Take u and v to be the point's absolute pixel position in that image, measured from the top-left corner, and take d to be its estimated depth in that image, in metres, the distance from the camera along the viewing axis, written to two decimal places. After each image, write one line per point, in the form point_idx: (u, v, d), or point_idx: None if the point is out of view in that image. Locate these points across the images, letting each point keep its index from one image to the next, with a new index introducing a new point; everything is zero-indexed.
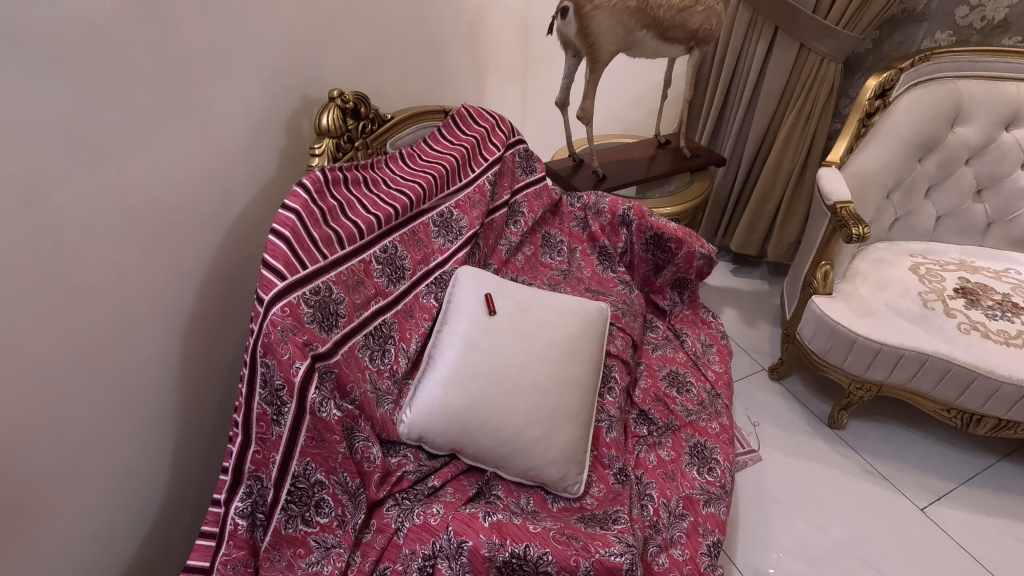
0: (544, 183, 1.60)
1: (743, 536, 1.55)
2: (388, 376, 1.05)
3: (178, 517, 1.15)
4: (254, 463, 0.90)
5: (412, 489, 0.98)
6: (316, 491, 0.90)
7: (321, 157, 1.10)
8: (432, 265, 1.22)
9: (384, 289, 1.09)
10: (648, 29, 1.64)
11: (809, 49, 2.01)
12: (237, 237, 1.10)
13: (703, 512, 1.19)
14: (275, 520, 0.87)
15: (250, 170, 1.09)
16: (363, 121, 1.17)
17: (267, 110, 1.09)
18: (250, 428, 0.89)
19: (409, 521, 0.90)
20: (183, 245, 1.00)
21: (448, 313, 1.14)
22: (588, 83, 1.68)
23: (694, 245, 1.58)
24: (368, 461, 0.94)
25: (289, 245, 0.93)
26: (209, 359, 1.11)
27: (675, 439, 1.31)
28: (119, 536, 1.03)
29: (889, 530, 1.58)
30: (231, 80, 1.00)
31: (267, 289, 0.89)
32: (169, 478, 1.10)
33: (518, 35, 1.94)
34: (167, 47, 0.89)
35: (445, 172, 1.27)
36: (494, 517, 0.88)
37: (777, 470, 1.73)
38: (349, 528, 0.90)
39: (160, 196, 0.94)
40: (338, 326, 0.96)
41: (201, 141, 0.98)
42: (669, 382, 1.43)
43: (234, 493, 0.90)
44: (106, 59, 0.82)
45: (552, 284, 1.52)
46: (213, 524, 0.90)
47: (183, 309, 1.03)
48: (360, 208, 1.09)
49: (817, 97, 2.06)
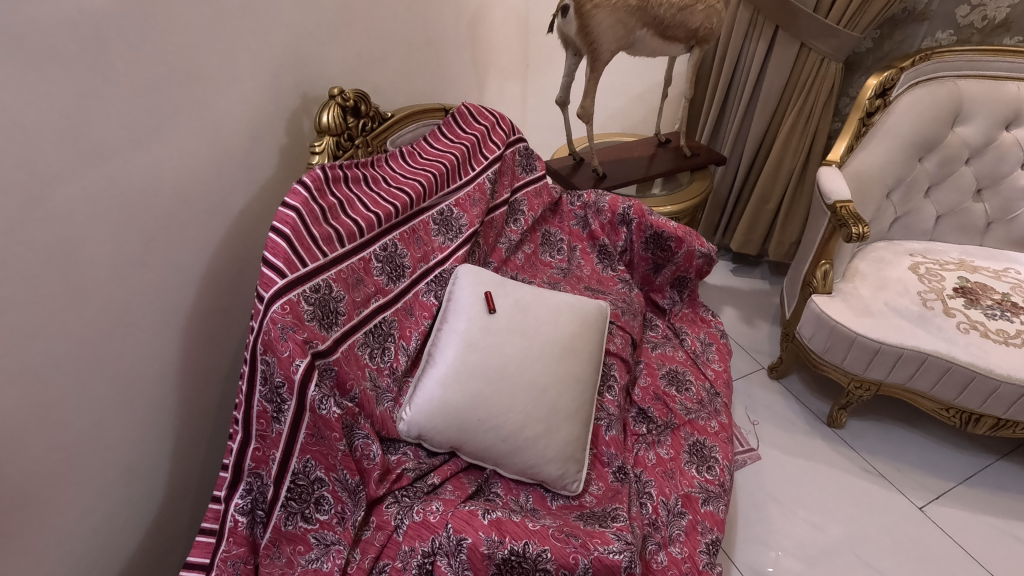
0: (543, 182, 1.60)
1: (741, 534, 1.56)
2: (388, 374, 1.05)
3: (178, 513, 1.15)
4: (253, 461, 0.90)
5: (412, 487, 0.97)
6: (316, 488, 0.90)
7: (321, 155, 1.10)
8: (432, 264, 1.22)
9: (384, 288, 1.10)
10: (648, 28, 1.64)
11: (810, 48, 2.01)
12: (237, 235, 1.10)
13: (701, 511, 1.19)
14: (275, 517, 0.88)
15: (250, 168, 1.09)
16: (363, 119, 1.18)
17: (267, 109, 1.09)
18: (250, 426, 0.90)
19: (409, 519, 0.90)
20: (183, 243, 1.00)
21: (447, 312, 1.14)
22: (588, 82, 1.69)
23: (694, 244, 1.58)
24: (367, 458, 0.94)
25: (289, 242, 0.93)
26: (209, 356, 1.11)
27: (674, 437, 1.31)
28: (119, 533, 1.03)
29: (888, 529, 1.59)
30: (232, 78, 1.00)
31: (267, 287, 0.90)
32: (169, 476, 1.10)
33: (519, 34, 1.94)
34: (167, 45, 0.89)
35: (445, 170, 1.27)
36: (494, 515, 0.88)
37: (776, 469, 1.74)
38: (349, 525, 0.90)
39: (160, 194, 0.94)
40: (338, 324, 0.96)
41: (202, 139, 0.98)
42: (668, 381, 1.43)
43: (234, 490, 0.91)
44: (106, 58, 0.82)
45: (551, 282, 1.52)
46: (213, 521, 0.91)
47: (183, 306, 1.03)
48: (360, 206, 1.09)
49: (817, 96, 2.06)
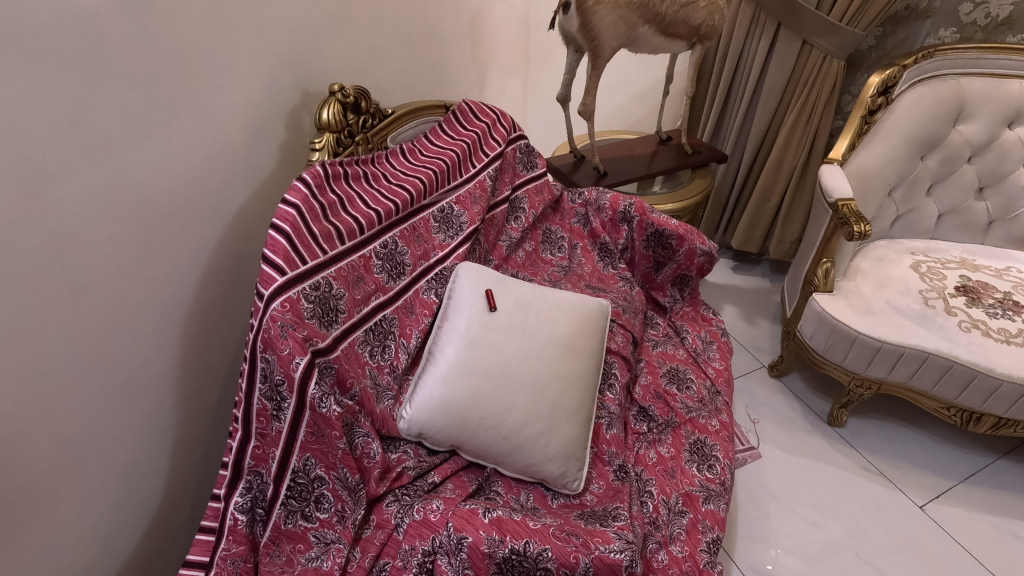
0: (544, 179, 1.59)
1: (740, 533, 1.55)
2: (389, 372, 1.05)
3: (177, 512, 1.15)
4: (254, 459, 0.90)
5: (412, 485, 0.97)
6: (316, 487, 0.89)
7: (321, 152, 1.10)
8: (432, 261, 1.22)
9: (384, 285, 1.09)
10: (650, 25, 1.63)
11: (812, 45, 2.01)
12: (237, 232, 1.10)
13: (702, 510, 1.19)
14: (275, 515, 0.87)
15: (250, 165, 1.09)
16: (364, 116, 1.17)
17: (267, 105, 1.09)
18: (250, 424, 0.89)
19: (409, 517, 0.90)
20: (183, 239, 1.00)
21: (448, 309, 1.13)
22: (589, 79, 1.68)
23: (695, 242, 1.58)
24: (368, 456, 0.93)
25: (289, 240, 0.93)
26: (209, 354, 1.11)
27: (675, 436, 1.31)
28: (119, 531, 1.03)
29: (888, 528, 1.58)
30: (232, 74, 1.00)
31: (267, 284, 0.89)
32: (168, 474, 1.10)
33: (519, 31, 1.94)
34: (166, 41, 0.88)
35: (445, 167, 1.27)
36: (494, 513, 0.88)
37: (776, 468, 1.73)
38: (349, 524, 0.90)
39: (159, 191, 0.94)
40: (338, 321, 0.96)
41: (201, 135, 0.98)
42: (669, 379, 1.43)
43: (234, 488, 0.91)
44: (105, 54, 0.81)
45: (552, 280, 1.51)
46: (212, 519, 0.90)
47: (183, 303, 1.03)
48: (360, 203, 1.08)
49: (819, 93, 2.05)
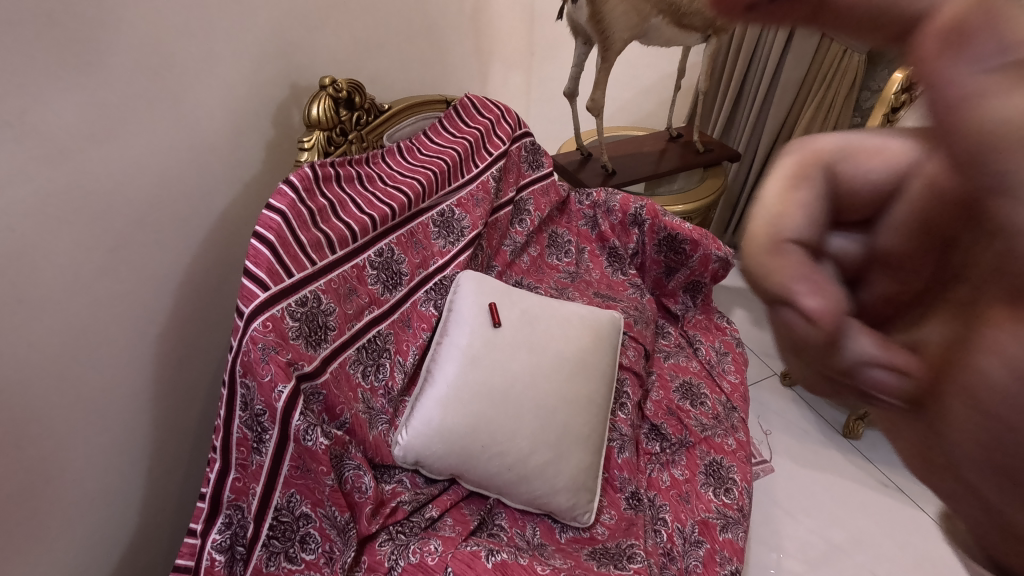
0: (551, 179, 1.50)
1: (749, 533, 1.47)
2: (383, 394, 0.95)
3: (155, 541, 1.06)
4: (233, 492, 0.81)
5: (408, 521, 0.87)
6: (301, 525, 0.81)
7: (311, 152, 1.00)
8: (431, 270, 1.13)
9: (379, 298, 1.00)
10: (663, 15, 1.52)
11: (831, 38, 1.92)
12: (219, 239, 1.00)
13: (719, 539, 1.10)
14: (256, 557, 0.79)
15: (233, 165, 0.99)
16: (357, 112, 1.08)
17: (253, 98, 0.99)
18: (229, 454, 0.80)
19: (403, 560, 0.80)
20: (157, 246, 0.90)
21: (447, 323, 1.04)
22: (599, 72, 1.58)
23: (710, 248, 1.48)
24: (358, 491, 0.84)
25: (272, 250, 0.84)
26: (188, 372, 1.02)
27: (690, 457, 1.22)
28: (88, 567, 0.94)
29: (899, 539, 1.51)
30: (211, 63, 0.90)
31: (247, 301, 0.80)
32: (144, 501, 1.01)
33: (523, 21, 1.84)
34: (135, 28, 0.79)
35: (445, 168, 1.18)
36: (498, 557, 0.79)
37: (789, 479, 1.65)
38: (337, 567, 0.79)
39: (129, 193, 0.84)
40: (327, 341, 0.87)
41: (177, 130, 0.88)
42: (682, 394, 1.35)
43: (212, 524, 0.81)
44: (63, 43, 0.72)
45: (559, 287, 1.41)
46: (188, 557, 0.81)
47: (158, 315, 0.93)
48: (353, 208, 1.00)
49: (839, 88, 1.96)
